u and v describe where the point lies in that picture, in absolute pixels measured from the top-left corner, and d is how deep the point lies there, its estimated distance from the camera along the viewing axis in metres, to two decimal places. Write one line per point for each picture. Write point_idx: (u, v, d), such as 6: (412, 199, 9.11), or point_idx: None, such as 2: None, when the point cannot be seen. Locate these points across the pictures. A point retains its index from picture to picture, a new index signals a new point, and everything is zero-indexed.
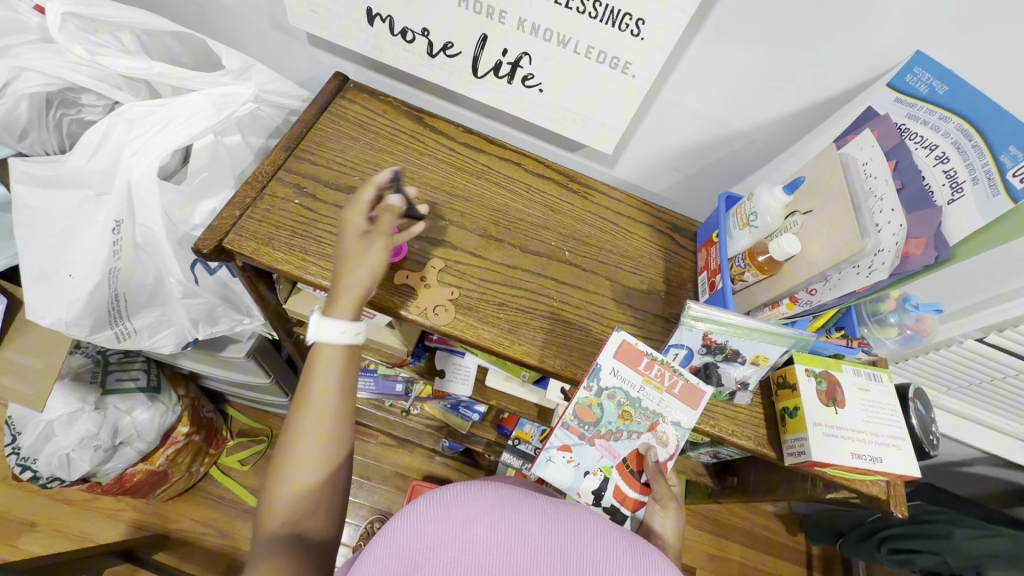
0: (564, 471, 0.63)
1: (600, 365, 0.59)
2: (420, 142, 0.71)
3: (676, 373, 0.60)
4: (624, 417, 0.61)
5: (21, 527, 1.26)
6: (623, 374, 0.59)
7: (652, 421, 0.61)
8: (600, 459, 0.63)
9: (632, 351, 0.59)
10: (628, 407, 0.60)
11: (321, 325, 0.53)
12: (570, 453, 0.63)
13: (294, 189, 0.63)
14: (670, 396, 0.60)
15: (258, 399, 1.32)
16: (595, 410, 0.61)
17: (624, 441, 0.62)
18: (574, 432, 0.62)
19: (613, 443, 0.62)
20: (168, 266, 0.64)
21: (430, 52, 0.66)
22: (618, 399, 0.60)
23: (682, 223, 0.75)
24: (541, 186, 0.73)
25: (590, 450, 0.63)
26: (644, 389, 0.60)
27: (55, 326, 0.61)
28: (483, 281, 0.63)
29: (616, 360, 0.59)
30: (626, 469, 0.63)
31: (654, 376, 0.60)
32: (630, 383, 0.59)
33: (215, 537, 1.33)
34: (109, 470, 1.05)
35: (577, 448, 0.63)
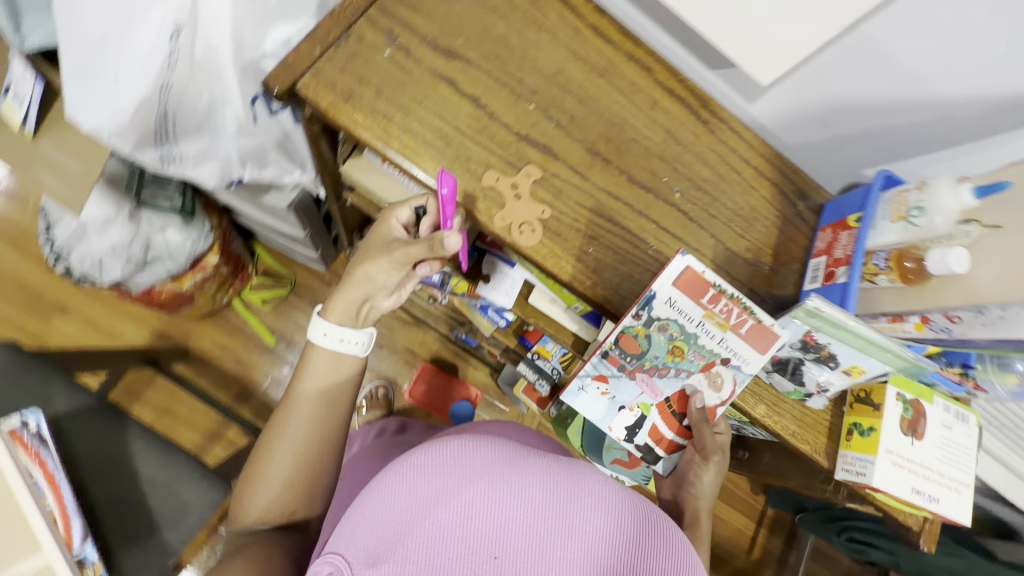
0: (597, 402, 0.61)
1: (654, 292, 0.52)
2: (539, 10, 0.57)
3: (748, 311, 0.52)
4: (673, 352, 0.56)
5: (54, 308, 1.31)
6: (680, 306, 0.53)
7: (707, 361, 0.55)
8: (638, 395, 0.60)
9: (697, 280, 0.52)
10: (679, 342, 0.55)
11: (314, 326, 0.60)
12: (606, 384, 0.60)
13: (385, 37, 0.51)
14: (732, 335, 0.53)
15: (288, 246, 1.30)
16: (641, 342, 0.55)
17: (669, 380, 0.58)
18: (614, 362, 0.58)
19: (655, 380, 0.59)
20: (227, 91, 0.58)
21: None
22: (670, 333, 0.54)
23: (810, 191, 0.64)
24: (666, 105, 0.60)
25: (629, 385, 0.60)
26: (703, 323, 0.53)
27: (95, 134, 0.53)
28: (578, 205, 0.54)
29: (675, 288, 0.52)
30: (667, 410, 0.61)
31: (718, 311, 0.53)
32: (687, 316, 0.53)
33: (230, 362, 1.40)
34: (139, 282, 1.06)
35: (613, 380, 0.59)
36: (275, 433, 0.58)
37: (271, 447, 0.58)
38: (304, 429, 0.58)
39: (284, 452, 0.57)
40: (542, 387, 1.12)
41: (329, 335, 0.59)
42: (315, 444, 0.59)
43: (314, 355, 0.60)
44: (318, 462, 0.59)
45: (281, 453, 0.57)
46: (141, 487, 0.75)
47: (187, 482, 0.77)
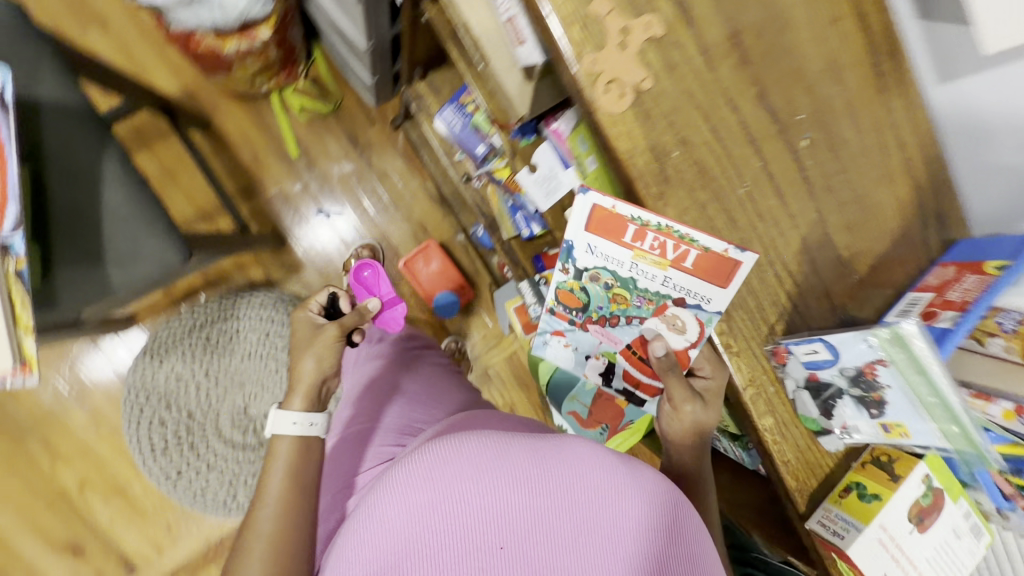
0: (562, 352, 0.64)
1: (574, 243, 0.50)
2: None
3: (682, 242, 0.44)
4: (617, 301, 0.53)
5: (97, 20, 1.23)
6: (603, 252, 0.49)
7: (656, 304, 0.51)
8: (599, 343, 0.60)
9: (611, 219, 0.45)
10: (619, 289, 0.52)
11: (278, 419, 0.60)
12: (563, 337, 0.62)
13: None
14: (676, 272, 0.47)
15: (345, 59, 1.19)
16: (579, 295, 0.55)
17: (623, 327, 0.56)
18: (563, 317, 0.59)
19: (609, 329, 0.58)
20: None
21: None
22: (605, 280, 0.52)
23: (951, 220, 0.51)
24: (846, 32, 0.46)
25: (586, 336, 0.61)
26: (636, 265, 0.48)
27: None
28: (687, 95, 0.42)
29: (591, 234, 0.48)
30: (631, 355, 0.59)
31: (647, 250, 0.46)
32: (615, 262, 0.49)
33: (247, 154, 1.33)
34: (180, 20, 0.97)
35: (570, 333, 0.61)
36: (252, 523, 0.55)
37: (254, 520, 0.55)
38: (286, 482, 0.57)
39: (263, 520, 0.54)
40: (534, 312, 1.06)
41: (296, 423, 0.60)
42: (297, 496, 0.57)
43: (280, 447, 0.60)
44: (306, 510, 0.57)
45: (268, 510, 0.55)
46: (101, 213, 0.70)
47: (147, 230, 0.72)
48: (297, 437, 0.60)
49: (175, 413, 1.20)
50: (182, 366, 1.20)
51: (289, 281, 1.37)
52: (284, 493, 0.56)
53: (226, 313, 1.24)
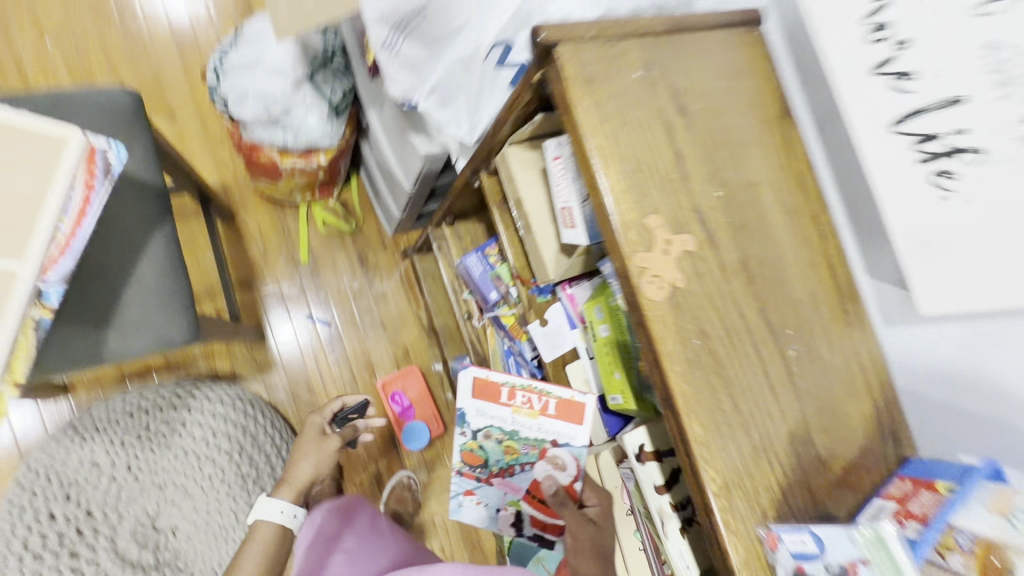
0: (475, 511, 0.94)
1: (466, 410, 0.87)
2: (763, 134, 0.59)
3: (545, 395, 0.81)
4: (512, 453, 0.87)
5: (165, 111, 1.36)
6: (488, 412, 0.86)
7: (540, 449, 0.84)
8: (506, 494, 0.92)
9: (489, 386, 0.85)
10: (510, 443, 0.86)
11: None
12: (474, 496, 0.92)
13: (642, 63, 0.53)
14: (545, 418, 0.82)
15: (381, 194, 1.33)
16: (478, 455, 0.89)
17: (516, 475, 0.89)
18: (468, 476, 0.91)
19: (510, 481, 0.89)
20: (485, 26, 0.59)
21: (874, 68, 0.53)
22: (496, 439, 0.87)
23: (905, 440, 0.60)
24: (821, 278, 0.59)
25: (491, 491, 0.92)
26: (516, 415, 0.84)
27: None
28: (710, 300, 0.52)
29: (479, 401, 0.86)
30: (531, 499, 0.90)
31: (523, 404, 0.84)
32: (503, 415, 0.85)
33: (257, 250, 1.38)
34: (254, 133, 1.08)
35: (477, 492, 0.92)
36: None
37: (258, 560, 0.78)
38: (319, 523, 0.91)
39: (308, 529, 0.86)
40: None
41: (281, 511, 0.85)
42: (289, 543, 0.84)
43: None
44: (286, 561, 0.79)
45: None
46: (129, 281, 0.70)
47: (165, 306, 0.71)
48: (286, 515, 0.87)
49: (71, 511, 1.03)
50: (103, 453, 1.06)
51: (253, 377, 1.33)
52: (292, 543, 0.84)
53: (179, 400, 1.13)
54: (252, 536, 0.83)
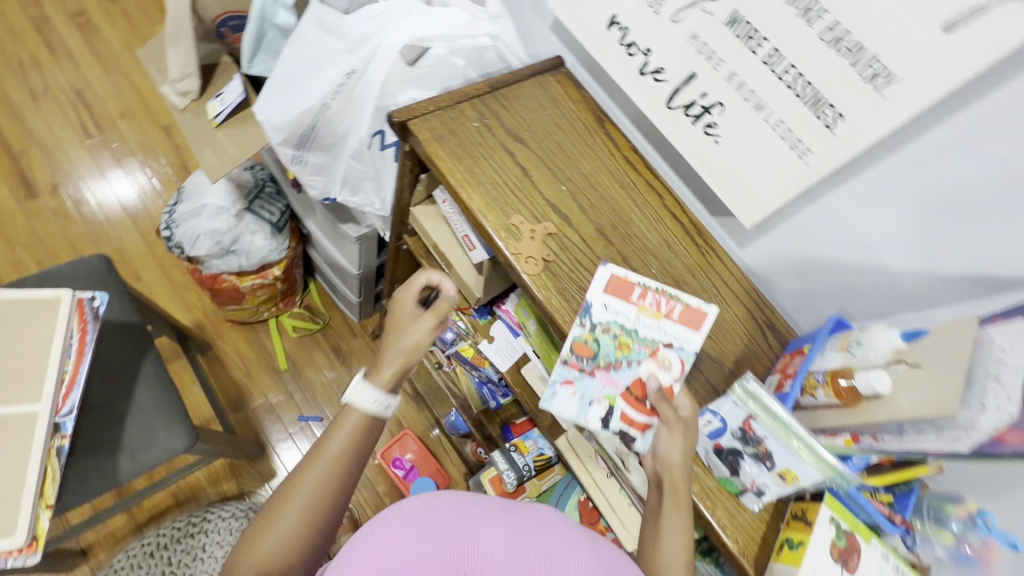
0: (568, 404, 0.64)
1: (591, 303, 0.65)
2: (591, 138, 0.78)
3: (673, 300, 0.65)
4: (621, 348, 0.64)
5: (131, 275, 1.51)
6: (615, 309, 0.65)
7: (651, 349, 0.64)
8: (602, 388, 0.64)
9: (622, 285, 0.65)
10: (624, 338, 0.64)
11: None
12: (573, 386, 0.65)
13: (479, 116, 0.73)
14: (668, 322, 0.65)
15: (337, 287, 1.49)
16: (591, 345, 0.64)
17: (624, 371, 0.64)
18: (573, 366, 0.65)
19: (613, 375, 0.64)
20: (358, 123, 0.78)
21: (641, 71, 0.74)
22: (613, 331, 0.65)
23: (782, 327, 0.74)
24: (668, 224, 0.75)
25: (592, 382, 0.64)
26: (637, 317, 0.65)
27: (265, 125, 0.78)
28: (579, 263, 0.68)
29: (608, 295, 0.65)
30: (630, 397, 0.63)
31: (648, 305, 0.65)
32: (625, 315, 0.65)
33: (239, 371, 1.49)
34: (212, 265, 1.23)
35: (577, 381, 0.64)
36: (291, 485, 0.53)
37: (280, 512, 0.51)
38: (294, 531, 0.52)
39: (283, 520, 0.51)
40: (508, 479, 1.10)
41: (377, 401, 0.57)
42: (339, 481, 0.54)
43: None
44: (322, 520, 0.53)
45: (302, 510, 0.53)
46: (129, 406, 0.81)
47: (165, 419, 0.82)
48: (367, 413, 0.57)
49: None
50: None
51: (261, 488, 1.37)
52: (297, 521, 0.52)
53: (193, 526, 1.19)
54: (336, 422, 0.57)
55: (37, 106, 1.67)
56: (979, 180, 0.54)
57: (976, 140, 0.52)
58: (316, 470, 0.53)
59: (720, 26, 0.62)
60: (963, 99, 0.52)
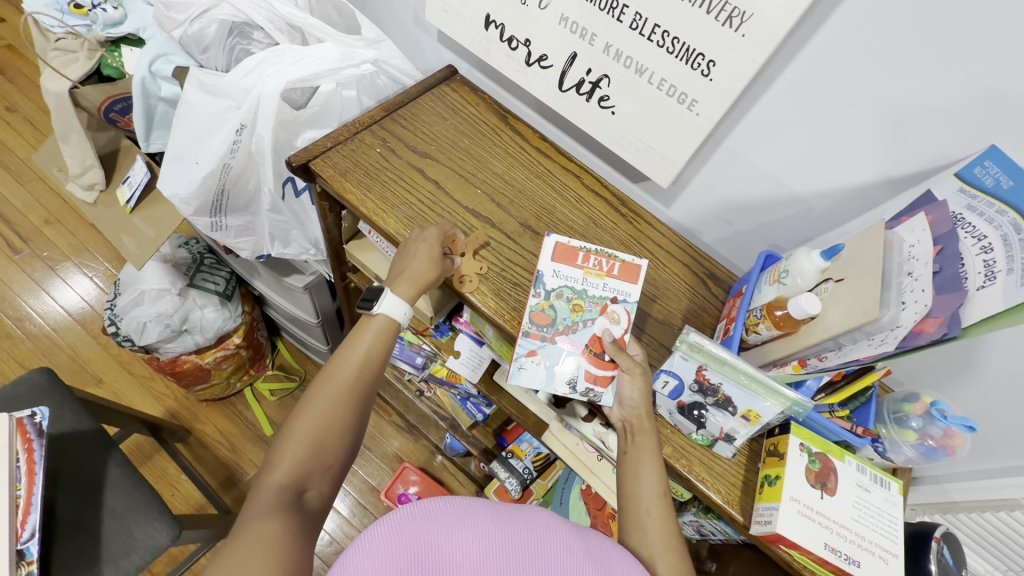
0: (535, 374, 0.62)
1: (542, 272, 0.66)
2: (498, 136, 0.79)
3: (612, 258, 0.66)
4: (576, 310, 0.64)
5: (92, 380, 1.47)
6: (565, 274, 0.65)
7: (602, 305, 0.64)
8: (564, 352, 0.63)
9: (568, 250, 0.66)
10: (577, 300, 0.64)
11: None
12: (537, 356, 0.63)
13: (380, 141, 0.73)
14: (611, 279, 0.65)
15: (304, 340, 1.47)
16: (549, 312, 0.64)
17: (582, 332, 0.63)
18: (534, 336, 0.63)
19: (573, 336, 0.63)
20: (266, 177, 0.78)
21: (528, 61, 0.75)
22: (567, 296, 0.64)
23: (721, 274, 0.75)
24: (590, 201, 0.77)
25: (553, 349, 0.63)
26: (586, 278, 0.65)
27: (171, 199, 0.76)
28: (509, 260, 0.69)
29: (556, 263, 0.66)
30: (591, 354, 0.62)
31: (593, 266, 0.65)
32: (574, 278, 0.65)
33: (226, 448, 1.45)
34: (167, 350, 1.19)
35: (541, 350, 0.63)
36: (311, 395, 0.55)
37: (304, 409, 0.54)
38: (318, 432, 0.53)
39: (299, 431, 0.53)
40: (512, 487, 1.11)
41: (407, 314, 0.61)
42: (355, 393, 0.56)
43: None
44: (335, 440, 0.54)
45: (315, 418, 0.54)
46: (101, 514, 0.78)
47: (142, 517, 0.79)
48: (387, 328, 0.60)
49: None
50: None
51: None
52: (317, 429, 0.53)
53: None
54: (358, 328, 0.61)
55: None
56: (853, 93, 0.56)
57: (841, 54, 0.54)
58: (339, 379, 0.56)
59: (584, 3, 0.63)
60: (817, 20, 0.54)
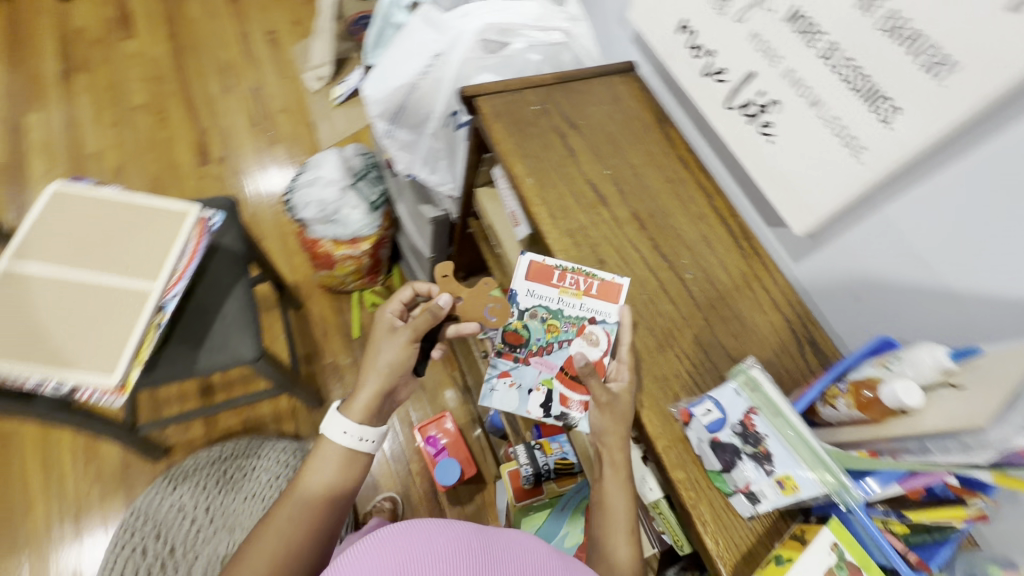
0: (510, 393, 0.70)
1: (517, 290, 0.70)
2: (647, 133, 0.81)
3: (591, 275, 0.67)
4: (550, 331, 0.70)
5: (258, 236, 1.80)
6: (540, 293, 0.69)
7: (577, 326, 0.68)
8: (538, 373, 0.70)
9: (542, 269, 0.69)
10: (552, 320, 0.70)
11: None
12: (510, 375, 0.71)
13: (540, 101, 0.80)
14: (589, 299, 0.67)
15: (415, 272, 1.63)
16: (522, 332, 0.70)
17: (556, 353, 0.70)
18: (508, 356, 0.71)
19: (546, 358, 0.70)
20: (439, 103, 0.90)
21: (704, 72, 0.75)
22: (541, 317, 0.70)
23: (825, 346, 0.67)
24: (711, 222, 0.74)
25: (528, 370, 0.71)
26: (562, 297, 0.68)
27: (366, 98, 0.92)
28: (605, 237, 0.70)
29: (530, 282, 0.70)
30: (564, 376, 0.69)
31: (569, 284, 0.68)
32: (549, 297, 0.69)
33: (320, 331, 1.67)
34: (315, 230, 1.42)
35: (514, 371, 0.71)
36: (266, 525, 0.64)
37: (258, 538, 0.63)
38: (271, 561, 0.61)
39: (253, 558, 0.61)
40: (525, 473, 1.09)
41: (347, 434, 0.69)
42: (311, 520, 0.65)
43: None
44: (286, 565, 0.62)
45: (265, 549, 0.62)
46: (217, 314, 0.97)
47: (241, 333, 0.97)
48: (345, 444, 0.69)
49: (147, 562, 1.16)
50: (188, 497, 1.25)
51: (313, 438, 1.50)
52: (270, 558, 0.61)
53: (248, 450, 1.35)
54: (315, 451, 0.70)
55: (225, 96, 2.07)
56: None
57: None
58: (292, 507, 0.65)
59: (779, 22, 0.63)
60: None
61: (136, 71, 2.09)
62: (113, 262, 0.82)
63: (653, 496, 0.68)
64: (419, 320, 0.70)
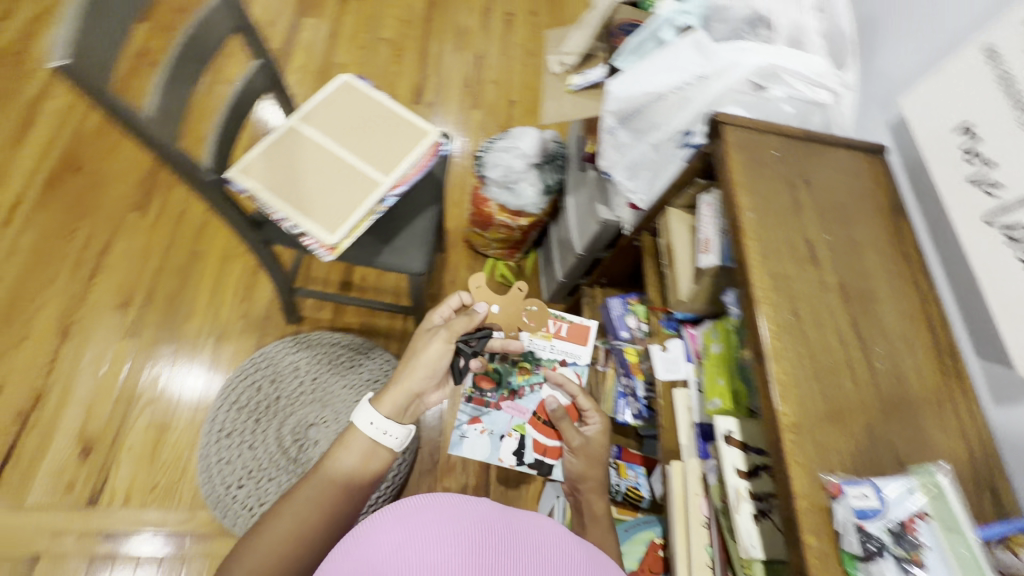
0: (477, 438, 1.21)
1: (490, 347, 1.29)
2: (882, 218, 0.79)
3: (560, 323, 1.30)
4: (524, 377, 1.27)
5: None
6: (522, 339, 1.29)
7: (547, 369, 1.27)
8: (511, 418, 1.24)
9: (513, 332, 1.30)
10: (525, 365, 1.27)
11: None
12: (482, 424, 1.23)
13: (783, 149, 0.81)
14: (559, 342, 1.30)
15: (552, 263, 1.71)
16: (492, 381, 1.26)
17: (526, 400, 1.25)
18: (478, 404, 1.25)
19: (517, 404, 1.24)
20: (678, 120, 0.94)
21: (976, 180, 0.72)
22: (518, 363, 1.27)
23: (1008, 500, 0.61)
24: (920, 324, 0.71)
25: (499, 416, 1.24)
26: (538, 341, 1.30)
27: (612, 93, 0.98)
28: (809, 293, 0.69)
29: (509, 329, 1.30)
30: (536, 421, 1.23)
31: (547, 330, 1.31)
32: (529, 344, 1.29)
33: (449, 279, 1.82)
34: (491, 191, 1.55)
35: (483, 420, 1.23)
36: (281, 511, 0.74)
37: (279, 515, 0.73)
38: (294, 537, 0.72)
39: (280, 531, 0.72)
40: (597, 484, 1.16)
41: (371, 424, 0.81)
42: (328, 502, 0.76)
43: None
44: (308, 541, 0.72)
45: (281, 526, 0.72)
46: (408, 224, 1.12)
47: (419, 247, 1.10)
48: (369, 437, 0.82)
49: (238, 430, 1.33)
50: (305, 363, 1.42)
51: None
52: (293, 535, 0.72)
53: (362, 346, 1.49)
54: (342, 441, 0.82)
55: (453, 55, 2.32)
56: None
57: None
58: (309, 490, 0.76)
59: None
60: None
61: (391, 11, 2.41)
62: (364, 148, 0.98)
63: (754, 552, 0.67)
64: (459, 322, 0.95)
